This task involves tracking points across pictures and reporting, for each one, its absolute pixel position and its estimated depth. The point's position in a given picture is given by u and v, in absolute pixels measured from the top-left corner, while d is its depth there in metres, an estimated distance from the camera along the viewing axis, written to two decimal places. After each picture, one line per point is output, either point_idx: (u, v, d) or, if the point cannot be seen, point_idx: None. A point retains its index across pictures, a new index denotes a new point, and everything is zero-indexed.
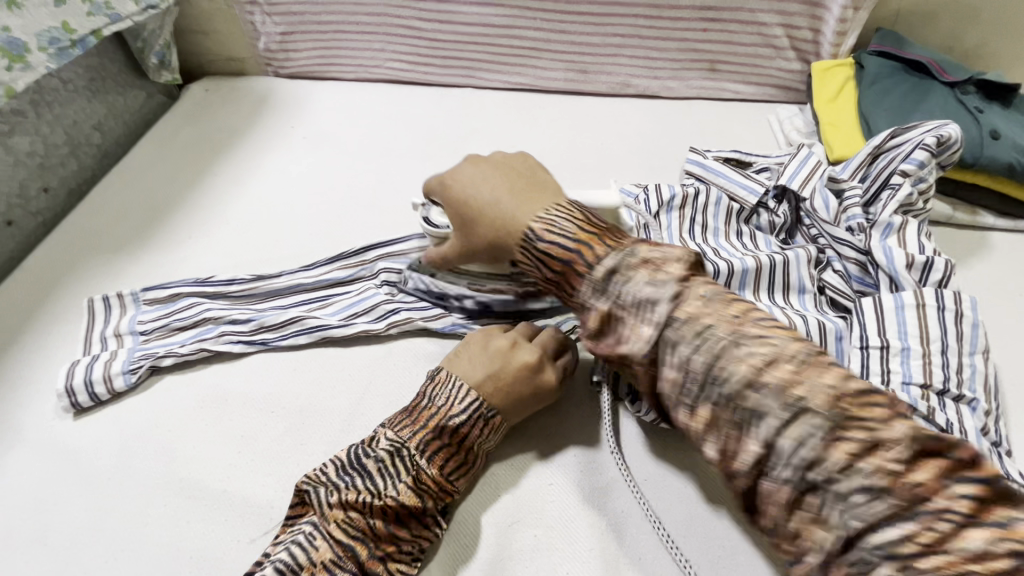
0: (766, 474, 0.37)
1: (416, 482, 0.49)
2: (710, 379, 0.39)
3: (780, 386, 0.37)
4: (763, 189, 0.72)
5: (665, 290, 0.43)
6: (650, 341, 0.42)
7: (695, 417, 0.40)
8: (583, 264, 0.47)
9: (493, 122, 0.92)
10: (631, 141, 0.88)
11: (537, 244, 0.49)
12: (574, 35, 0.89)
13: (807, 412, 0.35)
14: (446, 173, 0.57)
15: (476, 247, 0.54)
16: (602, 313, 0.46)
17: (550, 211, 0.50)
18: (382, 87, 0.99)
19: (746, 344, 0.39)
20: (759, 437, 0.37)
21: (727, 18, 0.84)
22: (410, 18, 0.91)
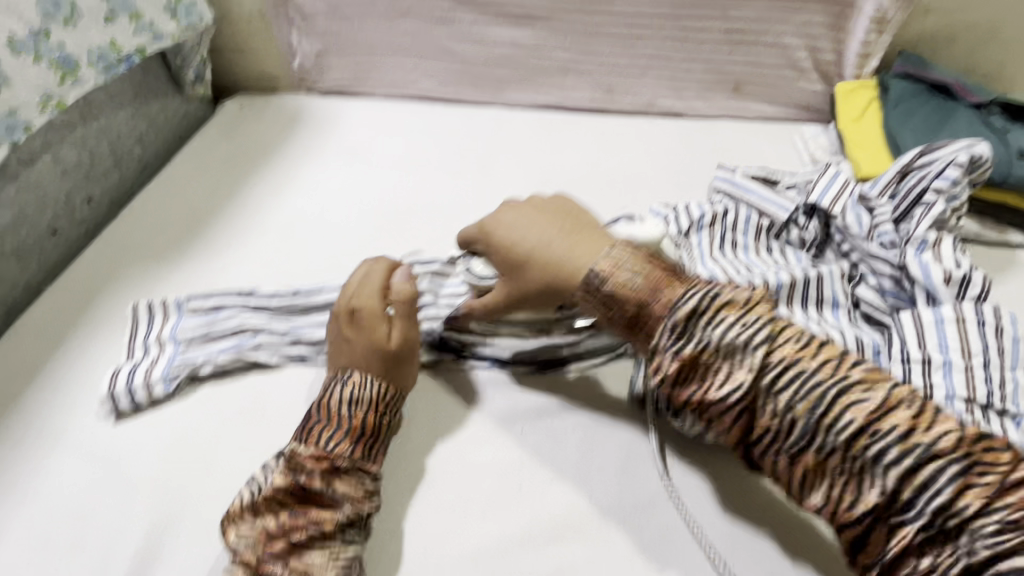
0: (888, 514, 0.45)
1: (290, 470, 0.51)
2: (817, 429, 0.46)
3: (896, 433, 0.44)
4: (793, 207, 0.74)
5: (755, 336, 0.48)
6: (744, 386, 0.48)
7: (799, 464, 0.47)
8: (654, 304, 0.51)
9: (521, 140, 0.94)
10: (659, 159, 0.90)
11: (601, 286, 0.53)
12: (601, 55, 0.91)
13: (929, 452, 0.44)
14: (486, 218, 0.61)
15: (527, 287, 0.58)
16: (683, 360, 0.49)
17: (607, 250, 0.54)
18: (412, 105, 1.01)
19: (852, 391, 0.46)
20: (870, 483, 0.45)
21: (753, 41, 0.86)
22: (442, 39, 0.94)
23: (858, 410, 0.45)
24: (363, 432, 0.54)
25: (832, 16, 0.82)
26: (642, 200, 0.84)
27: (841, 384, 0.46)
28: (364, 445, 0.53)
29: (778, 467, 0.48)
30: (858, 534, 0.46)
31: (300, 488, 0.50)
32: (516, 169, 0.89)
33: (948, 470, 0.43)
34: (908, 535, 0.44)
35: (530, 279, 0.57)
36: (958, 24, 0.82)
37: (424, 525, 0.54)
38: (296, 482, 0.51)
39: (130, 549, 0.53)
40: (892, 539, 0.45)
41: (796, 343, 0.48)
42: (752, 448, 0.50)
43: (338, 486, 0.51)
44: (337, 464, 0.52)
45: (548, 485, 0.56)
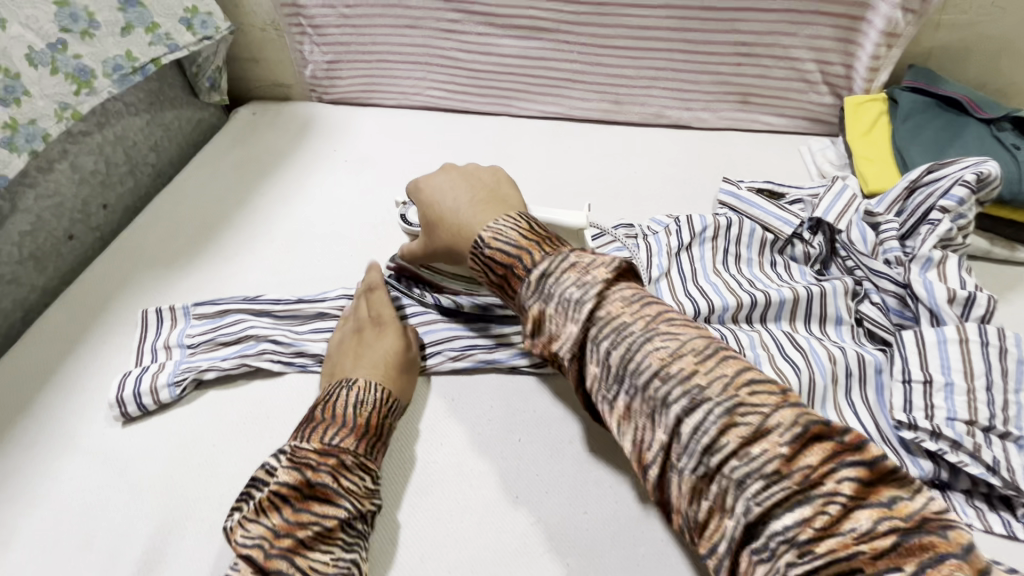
0: (673, 466, 0.41)
1: (296, 466, 0.53)
2: (625, 371, 0.43)
3: (682, 376, 0.40)
4: (798, 221, 0.73)
5: (588, 292, 0.46)
6: (574, 339, 0.46)
7: (614, 411, 0.45)
8: (520, 267, 0.51)
9: (527, 149, 0.95)
10: (664, 170, 0.90)
11: (484, 250, 0.55)
12: (609, 66, 0.92)
13: (705, 400, 0.39)
14: (423, 179, 0.68)
15: (436, 244, 0.64)
16: (534, 315, 0.49)
17: (497, 221, 0.55)
18: (421, 113, 1.03)
19: (657, 339, 0.43)
20: (669, 427, 0.41)
21: (761, 53, 0.86)
22: (451, 49, 0.95)
23: (658, 357, 0.42)
24: (368, 429, 0.56)
25: (842, 30, 0.82)
26: (646, 211, 0.84)
27: (650, 335, 0.43)
28: (366, 442, 0.56)
29: (606, 412, 0.46)
30: (661, 483, 0.43)
31: (305, 483, 0.52)
32: (521, 179, 0.90)
33: (745, 440, 0.38)
34: (695, 485, 0.40)
35: (439, 240, 0.63)
36: (971, 38, 0.81)
37: (421, 535, 0.55)
38: (301, 478, 0.52)
39: (134, 551, 0.54)
40: (680, 489, 0.41)
41: (626, 301, 0.46)
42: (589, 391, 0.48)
43: (343, 482, 0.53)
44: (342, 458, 0.54)
45: (545, 496, 0.57)
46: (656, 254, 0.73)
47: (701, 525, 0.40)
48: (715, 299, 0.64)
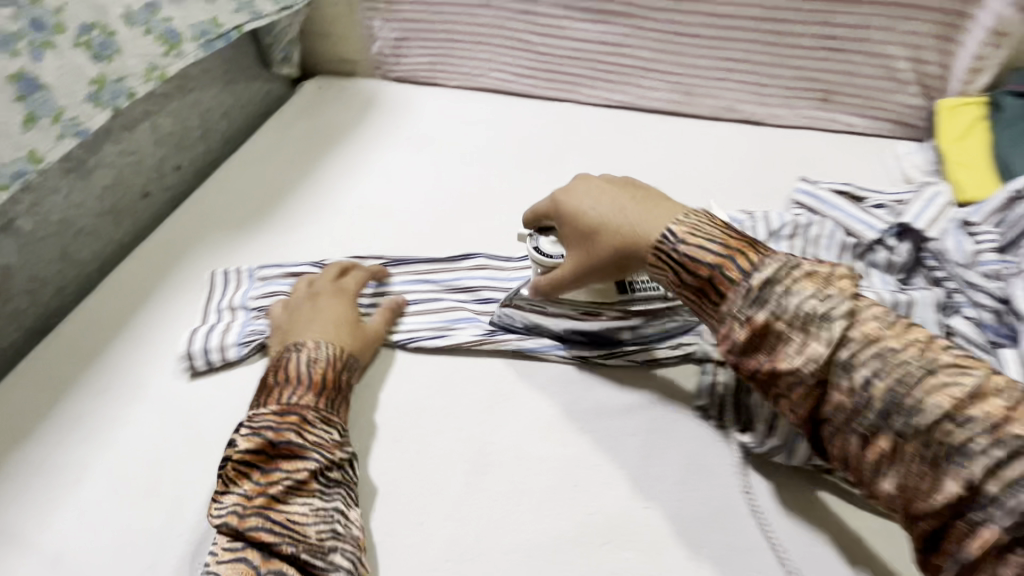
0: (940, 498, 0.39)
1: (255, 433, 0.54)
2: (894, 406, 0.41)
3: (984, 417, 0.38)
4: (884, 226, 0.69)
5: (836, 307, 0.44)
6: (819, 360, 0.44)
7: (874, 447, 0.42)
8: (732, 270, 0.48)
9: (592, 139, 0.92)
10: (735, 166, 0.86)
11: (678, 248, 0.51)
12: (684, 56, 0.88)
13: (989, 431, 0.38)
14: (557, 191, 0.62)
15: (598, 255, 0.56)
16: (755, 325, 0.46)
17: (687, 215, 0.52)
18: (484, 96, 1.01)
19: (942, 374, 0.40)
20: (955, 470, 0.38)
21: (850, 48, 0.82)
22: (521, 31, 0.93)
23: (946, 394, 0.39)
24: (324, 387, 0.58)
25: (942, 26, 0.77)
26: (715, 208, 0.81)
27: (927, 363, 0.41)
28: (326, 395, 0.58)
29: (850, 448, 0.43)
30: (937, 527, 0.39)
31: (269, 445, 0.53)
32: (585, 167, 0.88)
33: None
34: (991, 536, 0.37)
35: (603, 246, 0.56)
36: None
37: (475, 515, 0.55)
38: (261, 441, 0.53)
39: (195, 503, 0.55)
40: (970, 540, 0.38)
41: (881, 323, 0.43)
42: (824, 426, 0.45)
43: (309, 436, 0.54)
44: (305, 415, 0.55)
45: (603, 488, 0.56)
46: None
47: (972, 565, 0.38)
48: None
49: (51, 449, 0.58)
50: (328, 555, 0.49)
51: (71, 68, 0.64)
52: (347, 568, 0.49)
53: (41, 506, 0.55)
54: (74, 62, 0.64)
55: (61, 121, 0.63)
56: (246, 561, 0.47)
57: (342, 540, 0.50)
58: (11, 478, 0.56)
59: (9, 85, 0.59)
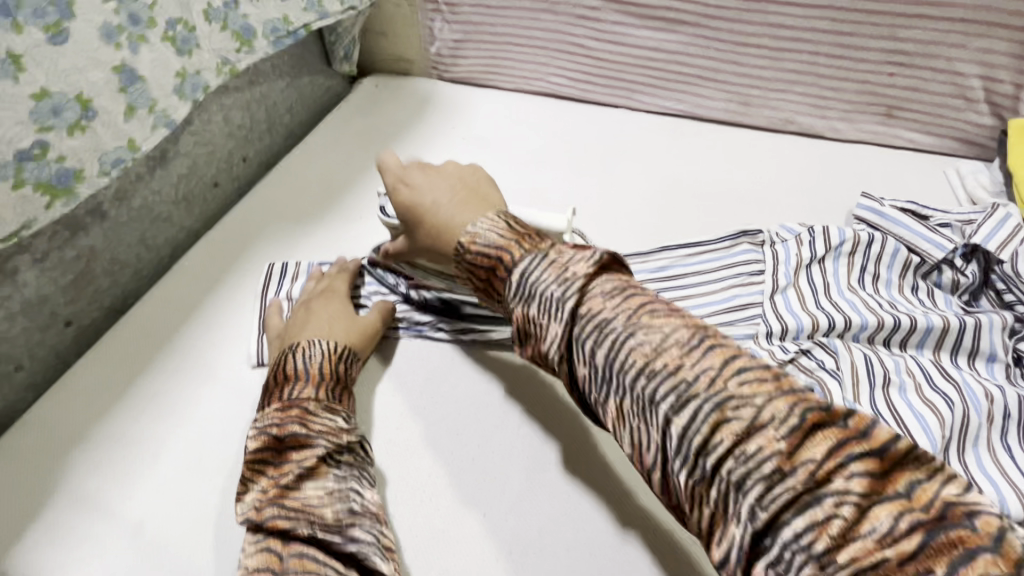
0: (670, 467, 0.39)
1: (261, 432, 0.56)
2: (614, 370, 0.42)
3: (669, 372, 0.39)
4: (952, 245, 0.68)
5: (568, 290, 0.45)
6: (560, 339, 0.45)
7: (607, 408, 0.43)
8: (502, 270, 0.50)
9: (645, 146, 0.93)
10: (792, 178, 0.86)
11: (465, 257, 0.53)
12: (745, 66, 0.88)
13: (693, 396, 0.38)
14: (400, 175, 0.61)
15: (418, 244, 0.59)
16: (522, 319, 0.47)
17: (479, 221, 0.53)
18: (538, 99, 1.02)
19: (699, 343, 0.40)
20: (661, 424, 0.39)
21: (921, 64, 0.80)
22: (581, 36, 0.94)
23: (729, 428, 0.37)
24: (323, 379, 0.61)
25: (1019, 44, 0.75)
26: (772, 219, 0.81)
27: (716, 396, 0.38)
28: (327, 386, 0.60)
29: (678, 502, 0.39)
30: (666, 483, 0.40)
31: (276, 439, 0.55)
32: (639, 174, 0.89)
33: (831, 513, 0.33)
34: None
35: (419, 238, 0.59)
36: None
37: (538, 511, 0.57)
38: (269, 438, 0.55)
39: None
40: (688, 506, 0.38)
41: (636, 301, 0.44)
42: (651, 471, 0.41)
43: (313, 426, 0.56)
44: (306, 407, 0.57)
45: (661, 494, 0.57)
46: (783, 263, 0.70)
47: (704, 531, 0.38)
48: (853, 315, 0.62)
49: (129, 423, 0.62)
50: (346, 531, 0.50)
51: (161, 62, 0.66)
52: (369, 541, 0.50)
53: (122, 476, 0.58)
54: (164, 56, 0.67)
55: (155, 113, 0.67)
56: (270, 549, 0.48)
57: (359, 517, 0.51)
58: (93, 448, 0.60)
59: (114, 77, 0.61)
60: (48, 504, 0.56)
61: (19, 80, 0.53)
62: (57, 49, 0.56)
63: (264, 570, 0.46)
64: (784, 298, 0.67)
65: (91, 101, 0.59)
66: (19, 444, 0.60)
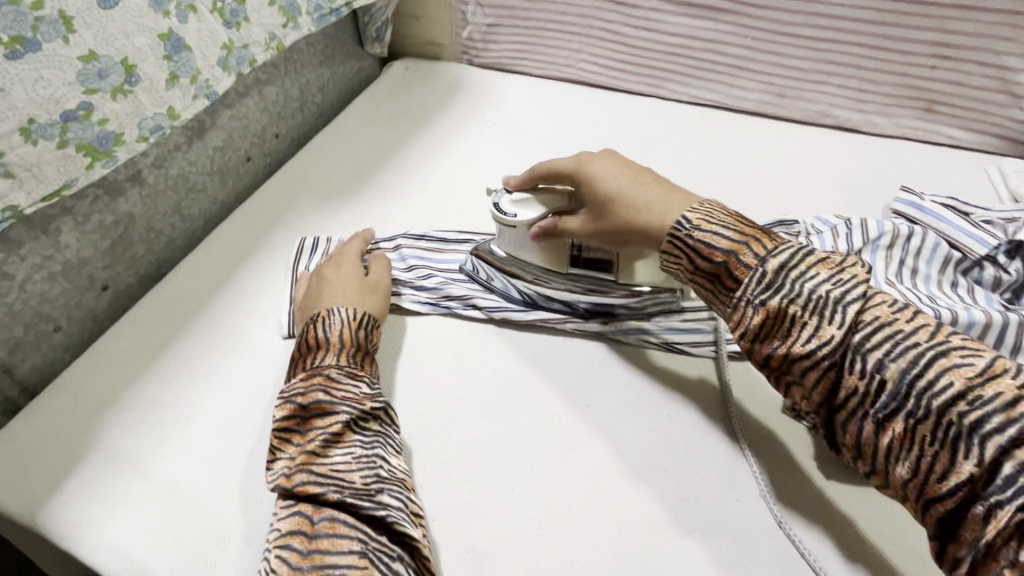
0: (981, 496, 0.37)
1: (287, 401, 0.56)
2: (910, 391, 0.40)
3: (1003, 400, 0.37)
4: (996, 242, 0.66)
5: (850, 289, 0.44)
6: (835, 343, 0.43)
7: (886, 430, 0.41)
8: (747, 256, 0.48)
9: (678, 135, 0.92)
10: (826, 170, 0.84)
11: (692, 235, 0.51)
12: (783, 56, 0.87)
13: (1012, 421, 0.36)
14: (586, 159, 0.61)
15: (611, 227, 0.58)
16: (768, 311, 0.45)
17: (701, 205, 0.53)
18: (569, 86, 1.02)
19: (953, 355, 0.39)
20: (975, 454, 0.37)
21: (965, 58, 0.79)
22: (616, 22, 0.93)
23: (959, 373, 0.39)
24: (343, 346, 0.60)
25: None
26: (806, 211, 0.80)
27: (941, 345, 0.40)
28: (349, 353, 0.60)
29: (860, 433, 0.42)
30: (954, 513, 0.38)
31: (300, 406, 0.55)
32: (670, 162, 0.88)
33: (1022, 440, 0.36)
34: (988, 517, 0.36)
35: (617, 220, 0.57)
36: None
37: (568, 487, 0.56)
38: (294, 406, 0.55)
39: None
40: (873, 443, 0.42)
41: (891, 304, 0.43)
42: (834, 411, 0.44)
43: (336, 394, 0.56)
44: (330, 374, 0.57)
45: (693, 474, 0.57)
46: None
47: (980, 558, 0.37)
48: None
49: (161, 386, 0.62)
50: (375, 496, 0.50)
51: (207, 33, 0.67)
52: (397, 506, 0.50)
53: (155, 437, 0.59)
54: (210, 28, 0.67)
55: (197, 83, 0.68)
56: (301, 512, 0.48)
57: (388, 483, 0.51)
58: (127, 409, 0.60)
59: (161, 44, 0.62)
60: (83, 461, 0.57)
61: (69, 42, 0.53)
62: (107, 13, 0.56)
63: (296, 533, 0.47)
64: None
65: (136, 67, 0.60)
66: (55, 402, 0.61)
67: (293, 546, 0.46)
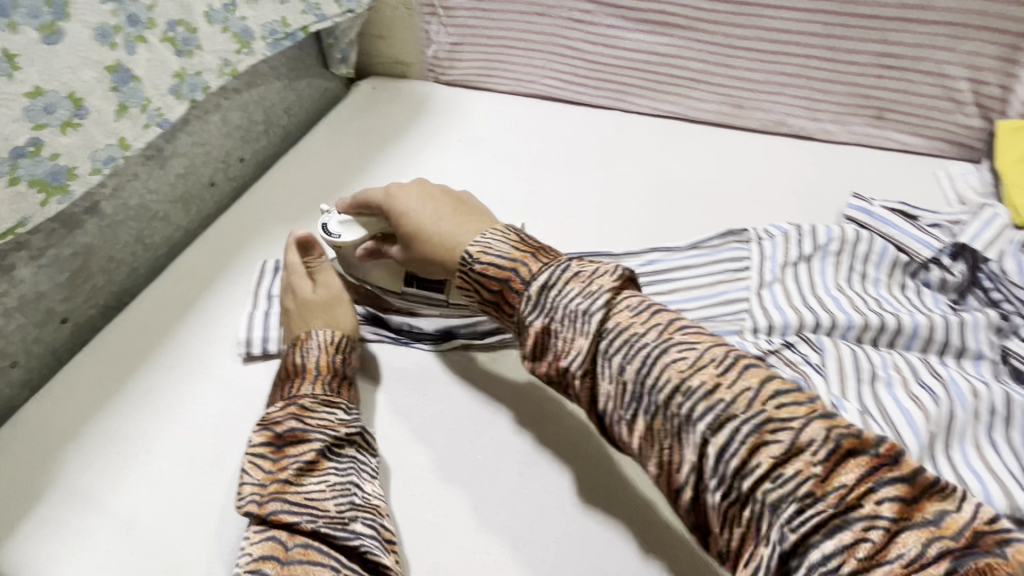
0: (704, 486, 0.41)
1: (263, 426, 0.56)
2: (643, 390, 0.43)
3: (705, 390, 0.41)
4: (940, 245, 0.69)
5: (595, 301, 0.46)
6: (584, 353, 0.46)
7: (633, 431, 0.44)
8: (517, 281, 0.51)
9: (639, 147, 0.93)
10: (783, 179, 0.86)
11: (473, 267, 0.53)
12: (738, 69, 0.89)
13: (732, 415, 0.39)
14: (393, 188, 0.63)
15: (413, 257, 0.61)
16: (535, 333, 0.48)
17: (486, 235, 0.55)
18: (533, 101, 1.04)
19: (675, 350, 0.43)
20: (693, 444, 0.41)
21: (909, 67, 0.82)
22: (576, 39, 0.95)
23: (675, 369, 0.42)
24: (321, 372, 0.61)
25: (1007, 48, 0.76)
26: (765, 219, 0.82)
27: (663, 344, 0.43)
28: (325, 381, 0.60)
29: (622, 434, 0.45)
30: (695, 507, 0.42)
31: (276, 434, 0.55)
32: (633, 174, 0.90)
33: (745, 427, 0.39)
34: (721, 505, 0.40)
35: (420, 250, 0.59)
36: None
37: (531, 503, 0.58)
38: (271, 434, 0.55)
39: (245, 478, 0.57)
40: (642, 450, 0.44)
41: (631, 310, 0.46)
42: (605, 420, 0.46)
43: (311, 422, 0.56)
44: (304, 404, 0.57)
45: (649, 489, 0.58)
46: (769, 259, 0.71)
47: (733, 553, 0.40)
48: (838, 315, 0.63)
49: (122, 419, 0.62)
50: (349, 525, 0.50)
51: (158, 62, 0.68)
52: (370, 535, 0.51)
53: (116, 472, 0.58)
54: (161, 57, 0.68)
55: (148, 112, 0.68)
56: (274, 538, 0.48)
57: (361, 510, 0.53)
58: (86, 444, 0.60)
59: (107, 76, 0.62)
60: (40, 498, 0.56)
61: (12, 79, 0.54)
62: (51, 49, 0.56)
63: (268, 558, 0.47)
64: (771, 293, 0.69)
65: (83, 100, 0.60)
66: (13, 437, 0.61)
67: (265, 571, 0.45)
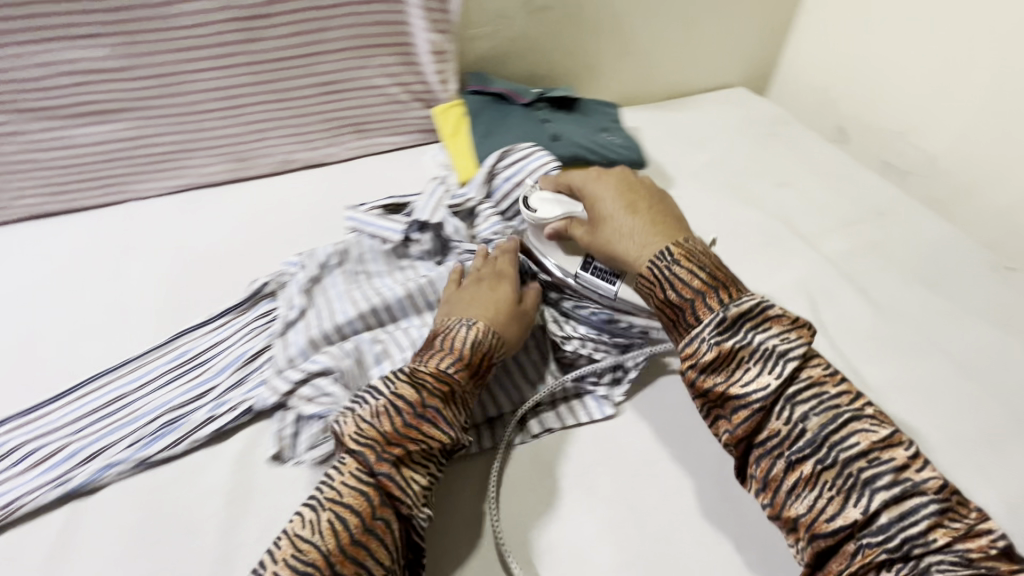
0: (857, 536, 0.49)
1: (415, 384, 0.58)
2: (823, 442, 0.51)
3: (894, 464, 0.49)
4: (403, 226, 0.81)
5: (795, 347, 0.54)
6: (770, 389, 0.53)
7: (796, 472, 0.51)
8: (713, 299, 0.57)
9: (159, 231, 0.88)
10: (305, 208, 0.92)
11: (672, 267, 0.59)
12: (214, 130, 0.91)
13: (923, 492, 0.48)
14: (597, 173, 0.72)
15: (594, 240, 0.68)
16: (720, 350, 0.55)
17: (688, 241, 0.62)
18: (22, 227, 0.88)
19: (867, 424, 0.51)
20: (862, 504, 0.49)
21: (349, 88, 0.95)
22: (21, 152, 0.84)
23: (865, 437, 0.50)
24: (472, 364, 0.62)
25: (401, 56, 0.94)
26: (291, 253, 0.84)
27: (854, 410, 0.52)
28: (466, 372, 0.61)
29: (775, 470, 0.52)
30: (826, 550, 0.50)
31: (420, 404, 0.57)
32: (155, 261, 0.83)
33: (931, 505, 0.47)
34: (873, 555, 0.47)
35: (602, 237, 0.67)
36: (503, 45, 1.00)
37: None
38: (416, 398, 0.57)
39: None
40: (798, 499, 0.51)
41: (824, 370, 0.55)
42: (753, 452, 0.54)
43: (448, 416, 0.58)
44: (449, 386, 0.59)
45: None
46: (293, 286, 0.76)
47: None
48: (339, 318, 0.71)
49: None
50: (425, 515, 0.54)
51: None
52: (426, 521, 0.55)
53: None
54: None
55: None
56: (369, 497, 0.52)
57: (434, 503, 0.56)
58: None
59: None
60: None
61: None
62: None
63: (354, 513, 0.51)
64: (297, 328, 0.72)
65: None
66: None
67: (348, 524, 0.50)
